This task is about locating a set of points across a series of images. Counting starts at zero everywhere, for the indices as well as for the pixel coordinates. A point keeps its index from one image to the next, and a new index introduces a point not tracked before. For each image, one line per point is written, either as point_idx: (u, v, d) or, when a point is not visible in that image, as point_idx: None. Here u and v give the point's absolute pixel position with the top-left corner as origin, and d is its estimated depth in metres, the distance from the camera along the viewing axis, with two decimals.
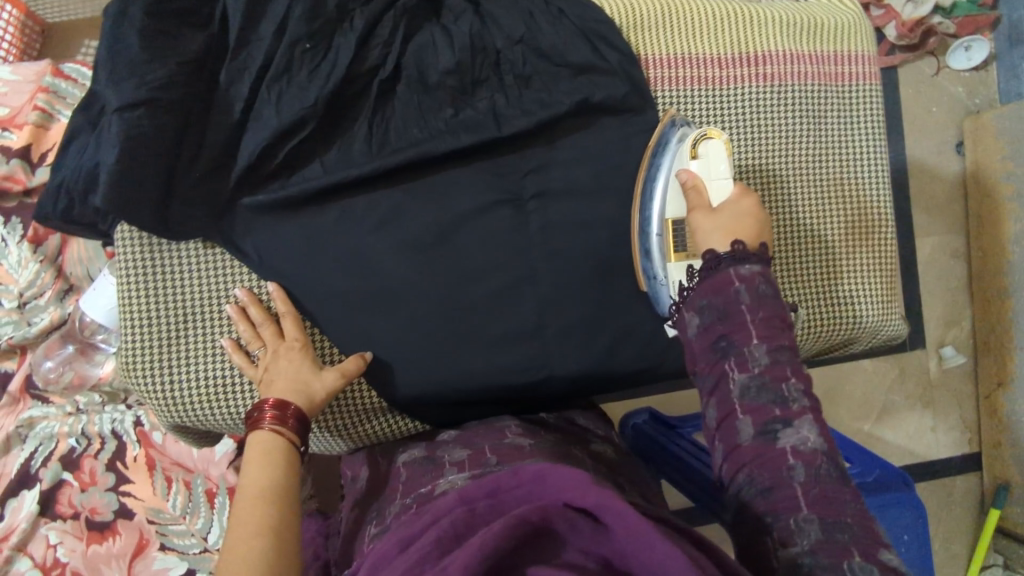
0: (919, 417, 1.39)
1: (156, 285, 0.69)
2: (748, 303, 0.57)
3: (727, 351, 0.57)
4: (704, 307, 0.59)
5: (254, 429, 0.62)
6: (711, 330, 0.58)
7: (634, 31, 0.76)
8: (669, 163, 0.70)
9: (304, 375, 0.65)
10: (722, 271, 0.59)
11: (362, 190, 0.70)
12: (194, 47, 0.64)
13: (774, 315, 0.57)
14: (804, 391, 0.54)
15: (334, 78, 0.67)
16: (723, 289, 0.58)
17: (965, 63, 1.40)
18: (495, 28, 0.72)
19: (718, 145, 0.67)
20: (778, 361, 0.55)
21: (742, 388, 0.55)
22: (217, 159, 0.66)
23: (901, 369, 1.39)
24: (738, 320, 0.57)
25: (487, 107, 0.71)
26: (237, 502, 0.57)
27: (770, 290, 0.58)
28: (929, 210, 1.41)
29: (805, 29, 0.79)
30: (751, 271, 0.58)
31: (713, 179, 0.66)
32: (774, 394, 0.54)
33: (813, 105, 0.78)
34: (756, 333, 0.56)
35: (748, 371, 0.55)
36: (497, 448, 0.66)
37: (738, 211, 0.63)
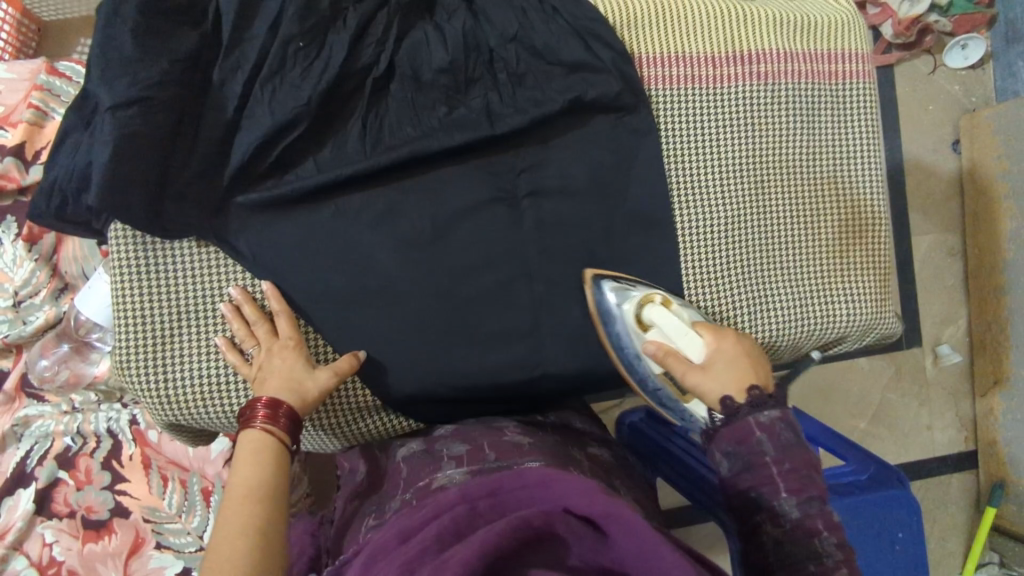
0: (915, 415, 1.39)
1: (150, 284, 0.69)
2: (772, 454, 0.57)
3: (759, 503, 0.57)
4: (730, 453, 0.60)
5: (246, 428, 0.62)
6: (740, 477, 0.58)
7: (628, 29, 0.76)
8: (624, 332, 0.73)
9: (297, 374, 0.65)
10: (741, 420, 0.60)
11: (356, 189, 0.70)
12: (187, 45, 0.64)
13: (800, 465, 0.57)
14: (838, 544, 0.53)
15: (327, 76, 0.67)
16: (746, 439, 0.59)
17: (962, 61, 1.40)
18: (488, 27, 0.72)
19: (661, 307, 0.71)
20: (809, 514, 0.54)
21: (775, 539, 0.55)
22: (211, 156, 0.66)
23: (898, 367, 1.39)
24: (765, 474, 0.57)
25: (481, 105, 0.71)
26: (225, 501, 0.57)
27: (792, 438, 0.59)
28: (926, 208, 1.41)
29: (799, 28, 0.79)
30: (771, 418, 0.59)
31: (678, 336, 0.69)
32: (807, 549, 0.53)
33: (807, 104, 0.78)
34: (785, 486, 0.56)
35: (780, 524, 0.55)
36: (497, 445, 0.66)
37: (726, 354, 0.66)
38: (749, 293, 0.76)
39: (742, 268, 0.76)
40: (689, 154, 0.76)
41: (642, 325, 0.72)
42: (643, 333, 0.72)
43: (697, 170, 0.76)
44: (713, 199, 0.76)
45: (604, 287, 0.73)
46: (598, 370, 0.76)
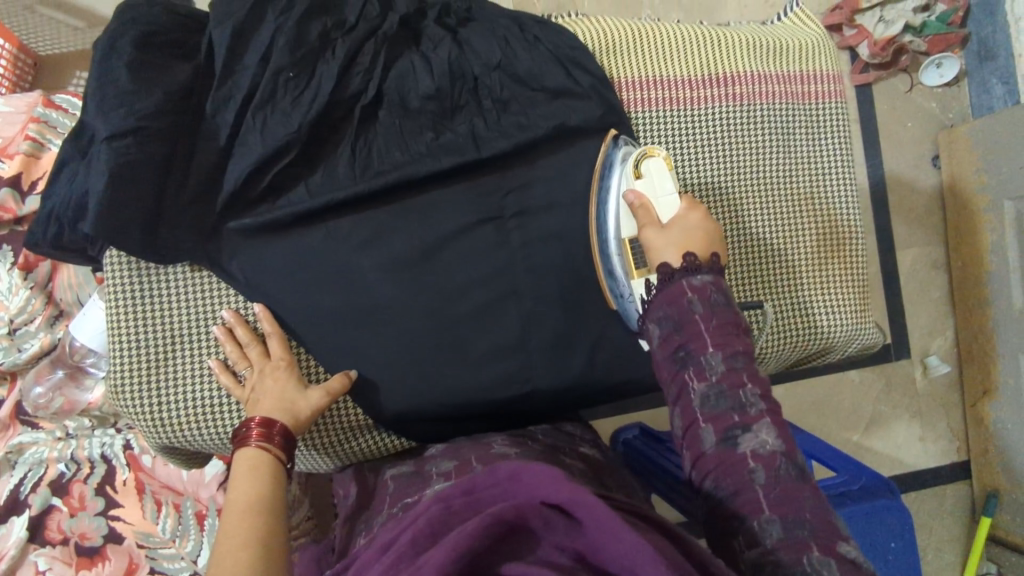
0: (907, 426, 1.41)
1: (144, 309, 0.70)
2: (702, 314, 0.60)
3: (687, 361, 0.60)
4: (663, 318, 0.62)
5: (242, 446, 0.63)
6: (670, 340, 0.61)
7: (607, 55, 0.79)
8: (616, 182, 0.71)
9: (290, 393, 0.67)
10: (676, 283, 0.62)
11: (347, 213, 0.72)
12: (181, 77, 0.67)
13: (726, 323, 0.60)
14: (761, 395, 0.58)
15: (317, 104, 0.69)
16: (678, 300, 0.62)
17: (937, 79, 1.44)
18: (473, 55, 0.74)
19: (659, 162, 0.69)
20: (734, 368, 0.58)
21: (703, 396, 0.58)
22: (204, 183, 0.68)
23: (887, 379, 1.41)
24: (695, 330, 0.60)
25: (467, 130, 0.74)
26: (224, 518, 0.58)
27: (723, 298, 0.61)
28: (909, 222, 1.44)
29: (771, 51, 0.82)
30: (703, 280, 0.62)
31: (659, 196, 0.68)
32: (733, 400, 0.57)
33: (781, 123, 0.81)
34: (711, 341, 0.59)
35: (707, 380, 0.58)
36: (483, 457, 0.68)
37: (687, 225, 0.67)
38: None
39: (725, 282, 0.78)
40: (670, 172, 0.79)
41: (637, 173, 0.69)
42: (633, 179, 0.70)
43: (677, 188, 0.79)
44: None
45: (618, 144, 0.73)
46: (586, 386, 0.77)
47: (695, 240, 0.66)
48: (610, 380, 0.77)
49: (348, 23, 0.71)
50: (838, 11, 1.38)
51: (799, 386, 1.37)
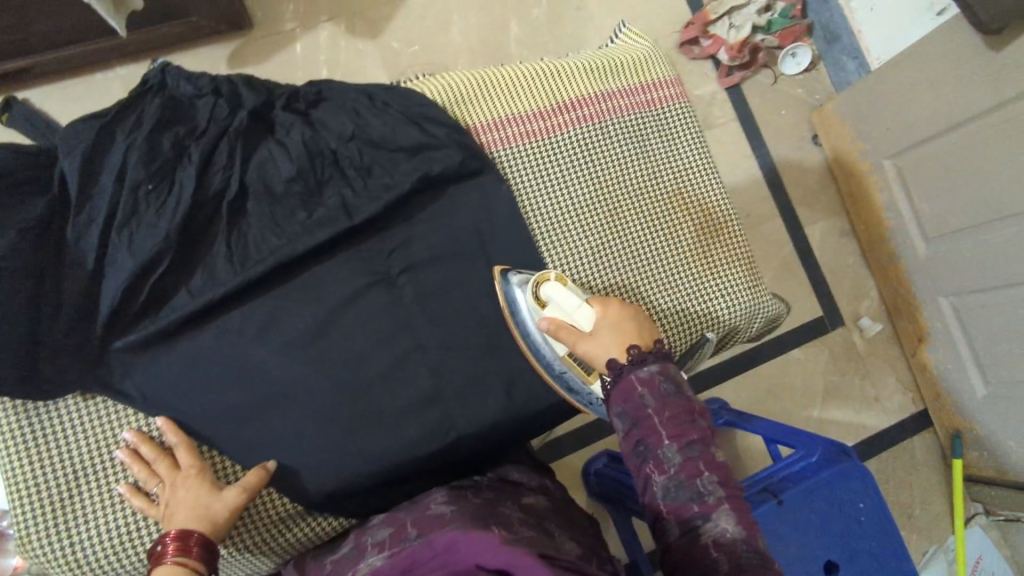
0: (859, 390, 1.45)
1: (40, 450, 0.68)
2: (652, 407, 0.61)
3: (646, 455, 0.61)
4: (621, 413, 0.63)
5: (157, 564, 0.60)
6: (629, 436, 0.62)
7: (457, 106, 0.83)
8: (528, 315, 0.74)
9: (205, 498, 0.65)
10: (626, 380, 0.63)
11: (235, 306, 0.73)
12: (36, 212, 0.67)
13: (678, 413, 0.61)
14: (719, 482, 0.59)
15: (181, 210, 0.70)
16: (630, 397, 0.62)
17: (795, 67, 1.55)
18: (327, 131, 0.77)
19: (555, 284, 0.71)
20: (690, 458, 0.59)
21: (664, 488, 0.59)
22: (79, 310, 0.68)
23: (829, 350, 1.45)
24: (649, 425, 0.61)
25: (337, 202, 0.76)
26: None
27: (672, 389, 0.62)
28: (807, 200, 1.52)
29: (608, 71, 0.88)
30: (650, 372, 0.62)
31: (570, 312, 0.69)
32: (691, 491, 0.58)
33: (634, 132, 0.86)
34: (665, 434, 0.60)
35: (666, 472, 0.59)
36: (419, 521, 0.66)
37: (609, 324, 0.68)
38: None
39: (617, 290, 0.82)
40: (541, 200, 0.83)
41: (542, 303, 0.72)
42: (541, 309, 0.72)
43: (554, 212, 0.82)
44: (575, 234, 0.82)
45: (510, 280, 0.75)
46: (512, 420, 0.77)
47: (625, 331, 0.68)
48: (534, 409, 0.78)
49: (200, 128, 0.74)
50: (691, 26, 1.49)
51: (749, 377, 1.40)
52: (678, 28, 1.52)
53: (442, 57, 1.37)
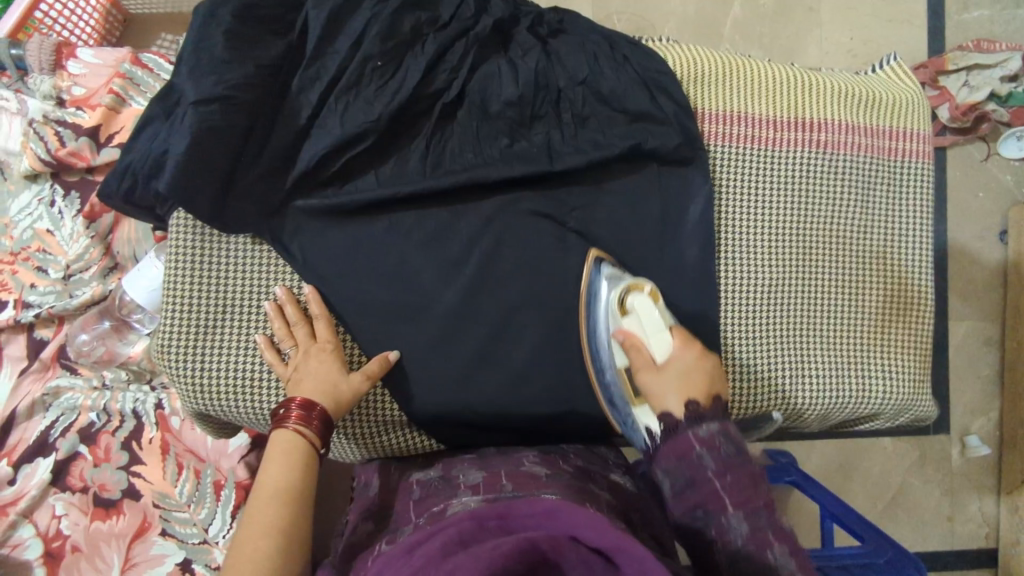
0: (935, 504, 1.34)
1: (201, 274, 0.71)
2: (714, 469, 0.55)
3: (705, 520, 0.55)
4: (670, 470, 0.58)
5: (279, 427, 0.64)
6: (683, 496, 0.57)
7: (693, 85, 0.77)
8: (603, 318, 0.70)
9: (333, 376, 0.66)
10: (681, 437, 0.58)
11: (411, 208, 0.72)
12: (271, 52, 0.67)
13: (742, 477, 0.55)
14: (791, 554, 0.53)
15: (399, 97, 0.69)
16: (686, 455, 0.57)
17: (1016, 151, 1.35)
18: (559, 67, 0.74)
19: (647, 298, 0.67)
20: (758, 527, 0.53)
21: (728, 559, 0.53)
22: (277, 160, 0.68)
23: (923, 452, 1.35)
24: (710, 491, 0.55)
25: (543, 142, 0.73)
26: (254, 499, 0.60)
27: (733, 451, 0.57)
28: (968, 295, 1.37)
29: (861, 102, 0.80)
30: (710, 432, 0.57)
31: (650, 333, 0.66)
32: (761, 565, 0.52)
33: (863, 178, 0.79)
34: (728, 500, 0.54)
35: (731, 543, 0.53)
36: (514, 475, 0.66)
37: (683, 366, 0.63)
38: (787, 358, 0.75)
39: (782, 334, 0.75)
40: (741, 212, 0.76)
41: (624, 310, 0.68)
42: (620, 317, 0.68)
43: (749, 230, 0.76)
44: (761, 260, 0.76)
45: (601, 271, 0.71)
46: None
47: (696, 384, 0.62)
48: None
49: (442, 21, 0.71)
50: (923, 69, 1.32)
51: (831, 445, 1.32)
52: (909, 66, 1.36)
53: (654, 16, 1.29)
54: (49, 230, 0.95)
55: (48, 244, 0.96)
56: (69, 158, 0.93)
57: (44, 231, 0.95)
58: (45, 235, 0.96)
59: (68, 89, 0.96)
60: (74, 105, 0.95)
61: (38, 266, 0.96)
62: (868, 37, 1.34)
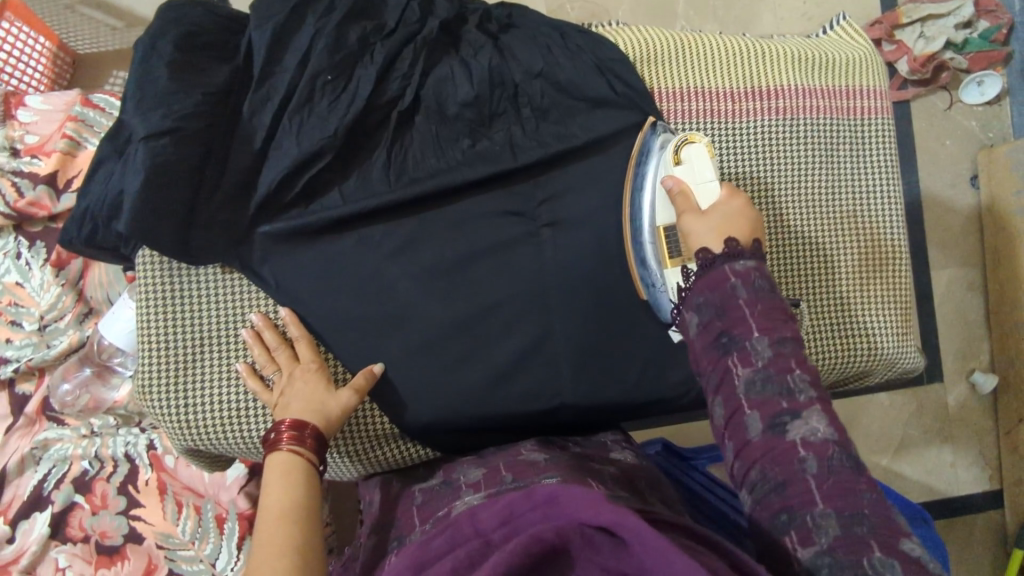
0: (937, 452, 1.35)
1: (174, 310, 0.70)
2: (744, 298, 0.58)
3: (729, 347, 0.57)
4: (701, 304, 0.60)
5: (274, 450, 0.63)
6: (711, 326, 0.59)
7: (647, 66, 0.76)
8: (653, 170, 0.70)
9: (320, 394, 0.66)
10: (716, 271, 0.60)
11: (378, 220, 0.72)
12: (219, 78, 0.66)
13: (769, 306, 0.58)
14: (810, 381, 0.55)
15: (354, 109, 0.68)
16: (720, 286, 0.59)
17: (978, 97, 1.36)
18: (512, 61, 0.73)
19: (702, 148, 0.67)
20: (781, 354, 0.56)
21: (748, 383, 0.56)
22: (236, 187, 0.67)
23: (919, 403, 1.36)
24: (738, 315, 0.58)
25: (504, 138, 0.73)
26: (260, 522, 0.59)
27: (766, 285, 0.59)
28: (946, 242, 1.38)
29: (815, 65, 0.79)
30: (747, 267, 0.59)
31: (698, 181, 0.66)
32: (780, 385, 0.55)
33: (825, 139, 0.79)
34: (755, 326, 0.57)
35: (753, 365, 0.56)
36: (512, 466, 0.67)
37: (728, 210, 0.64)
38: None
39: None
40: None
41: (676, 159, 0.68)
42: (672, 166, 0.68)
43: None
44: None
45: (656, 131, 0.72)
46: (618, 401, 0.75)
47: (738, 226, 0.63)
48: (647, 397, 0.75)
49: (388, 29, 0.70)
50: (878, 25, 1.33)
51: None
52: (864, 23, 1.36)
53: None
54: (19, 283, 0.94)
55: (19, 297, 0.94)
56: (30, 208, 0.91)
57: (13, 284, 0.93)
58: (14, 288, 0.94)
59: (21, 138, 0.94)
60: (29, 153, 0.93)
61: (11, 320, 0.94)
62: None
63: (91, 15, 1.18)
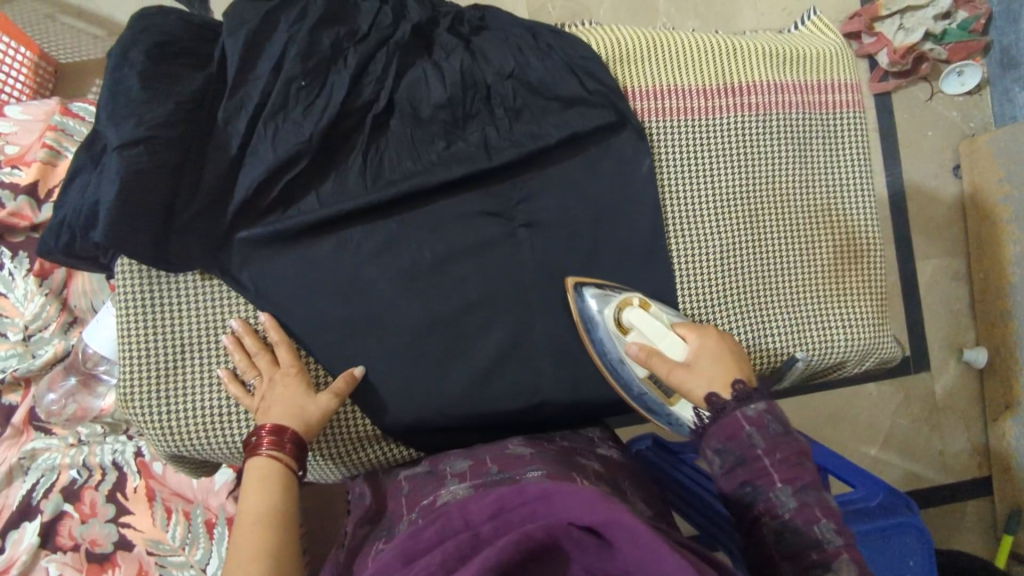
0: (926, 441, 1.37)
1: (154, 318, 0.70)
2: (762, 447, 0.58)
3: (755, 496, 0.58)
4: (721, 450, 0.61)
5: (252, 455, 0.64)
6: (734, 473, 0.60)
7: (620, 64, 0.77)
8: (605, 340, 0.72)
9: (298, 400, 0.66)
10: (729, 417, 0.61)
11: (357, 223, 0.72)
12: (193, 86, 0.66)
13: (790, 454, 0.58)
14: (837, 528, 0.55)
15: (328, 114, 0.69)
16: (735, 435, 0.60)
17: (958, 87, 1.38)
18: (485, 62, 0.73)
19: (640, 310, 0.70)
20: (805, 503, 0.56)
21: (777, 532, 0.56)
22: (214, 193, 0.67)
23: (907, 393, 1.37)
24: (760, 467, 0.58)
25: (479, 139, 0.73)
26: (239, 529, 0.59)
27: (779, 427, 0.59)
28: (930, 233, 1.39)
29: (787, 60, 0.80)
30: (757, 411, 0.60)
31: (661, 339, 0.69)
32: (809, 538, 0.54)
33: (797, 134, 0.79)
34: (778, 477, 0.57)
35: (780, 516, 0.56)
36: (499, 458, 0.68)
37: (706, 352, 0.67)
38: (746, 318, 0.77)
39: (738, 297, 0.77)
40: (683, 183, 0.77)
41: (624, 329, 0.70)
42: (622, 336, 0.70)
43: (693, 199, 0.77)
44: (709, 228, 0.77)
45: (586, 295, 0.72)
46: (598, 396, 0.76)
47: (724, 363, 0.66)
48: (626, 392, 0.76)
49: (361, 33, 0.71)
50: (857, 18, 1.33)
51: (817, 399, 1.34)
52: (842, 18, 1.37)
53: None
54: (2, 294, 0.94)
55: (3, 308, 0.94)
56: (11, 219, 0.91)
57: None
58: None
59: (0, 148, 0.93)
60: (8, 164, 0.93)
61: None
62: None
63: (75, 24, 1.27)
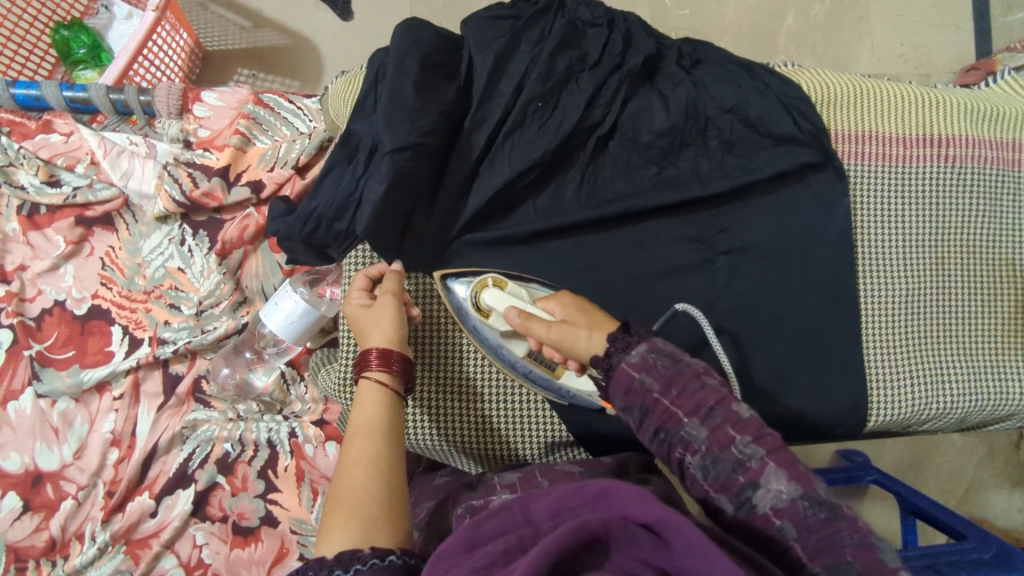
0: (1004, 496, 1.34)
1: None
2: (657, 388, 0.55)
3: (670, 442, 0.55)
4: (624, 408, 0.57)
5: (361, 375, 0.63)
6: (644, 426, 0.56)
7: (828, 107, 0.80)
8: (479, 330, 0.72)
9: (392, 320, 0.66)
10: (617, 373, 0.56)
11: (566, 236, 0.75)
12: (446, 95, 0.69)
13: (684, 382, 0.55)
14: (756, 440, 0.52)
15: (561, 132, 0.72)
16: (630, 388, 0.56)
17: None
18: (708, 97, 0.76)
19: (495, 291, 0.69)
20: (717, 426, 0.53)
21: (701, 468, 0.53)
22: (451, 200, 0.72)
23: (990, 445, 1.35)
24: (662, 410, 0.54)
25: (691, 168, 0.76)
26: (348, 440, 0.59)
27: (668, 360, 0.56)
28: None
29: (987, 116, 0.82)
30: (639, 355, 0.56)
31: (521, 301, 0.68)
32: (730, 460, 0.52)
33: (988, 190, 0.82)
34: (683, 413, 0.54)
35: (698, 450, 0.53)
36: (548, 472, 0.67)
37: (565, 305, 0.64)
38: (931, 363, 0.78)
39: (923, 342, 0.79)
40: (878, 227, 0.79)
41: (485, 312, 0.70)
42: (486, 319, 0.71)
43: (886, 244, 0.79)
44: (899, 273, 0.79)
45: (454, 284, 0.72)
46: (793, 419, 0.75)
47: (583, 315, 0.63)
48: (818, 422, 0.75)
49: (592, 58, 0.74)
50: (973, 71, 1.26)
51: (901, 441, 1.35)
52: (958, 68, 1.36)
53: (709, 30, 1.36)
54: (181, 269, 0.99)
55: (180, 282, 0.99)
56: (203, 198, 0.96)
57: (176, 270, 0.99)
58: (176, 273, 0.99)
59: (195, 131, 1.01)
60: (200, 146, 1.00)
61: (171, 304, 0.99)
62: (915, 42, 1.36)
63: (223, 14, 1.35)
